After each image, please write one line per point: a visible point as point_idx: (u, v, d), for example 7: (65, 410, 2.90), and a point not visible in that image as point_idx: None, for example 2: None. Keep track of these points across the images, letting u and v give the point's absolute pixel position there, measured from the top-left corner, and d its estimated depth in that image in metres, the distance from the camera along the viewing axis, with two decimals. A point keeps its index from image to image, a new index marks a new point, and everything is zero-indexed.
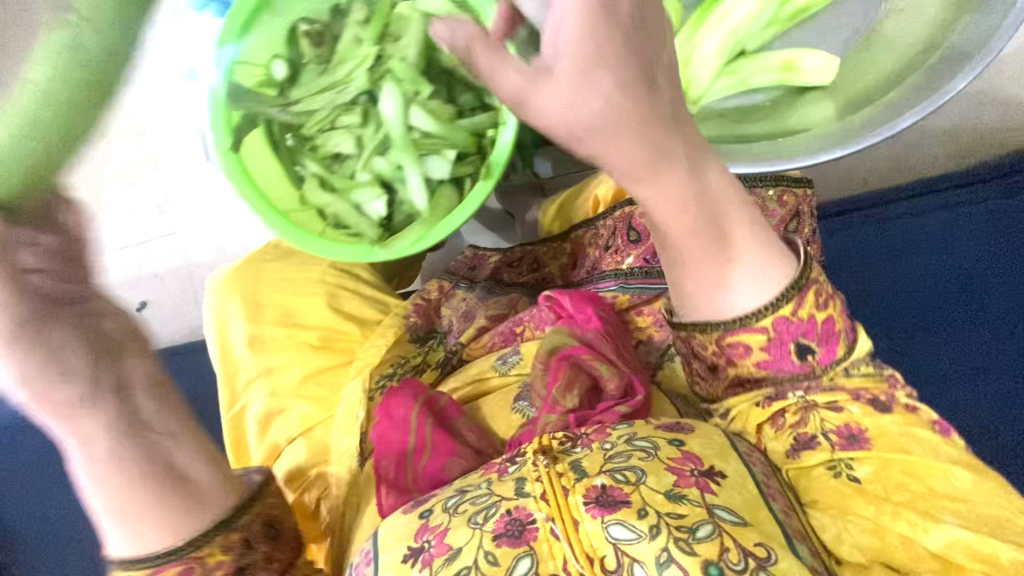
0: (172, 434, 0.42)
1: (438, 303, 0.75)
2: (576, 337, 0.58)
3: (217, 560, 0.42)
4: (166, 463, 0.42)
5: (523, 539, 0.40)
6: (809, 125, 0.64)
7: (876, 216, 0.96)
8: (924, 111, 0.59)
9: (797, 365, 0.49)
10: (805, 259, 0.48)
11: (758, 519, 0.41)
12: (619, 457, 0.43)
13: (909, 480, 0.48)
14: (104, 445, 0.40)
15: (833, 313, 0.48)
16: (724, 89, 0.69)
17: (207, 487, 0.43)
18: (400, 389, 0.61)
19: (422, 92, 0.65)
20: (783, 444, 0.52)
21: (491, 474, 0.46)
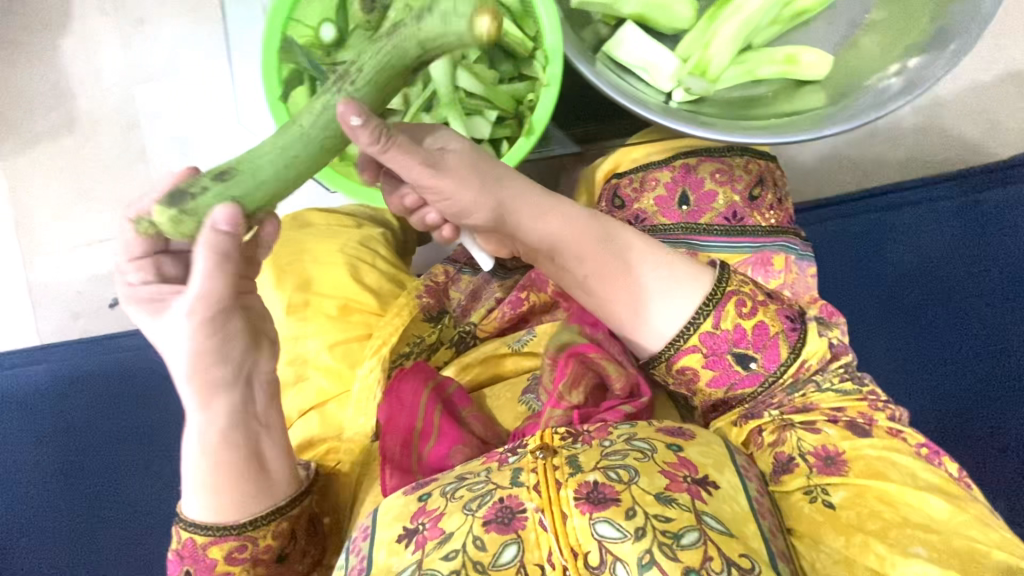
0: (267, 428, 0.53)
1: (449, 285, 0.74)
2: (587, 336, 0.57)
3: (268, 543, 0.54)
4: (255, 455, 0.52)
5: (512, 526, 0.41)
6: (806, 112, 0.71)
7: (906, 207, 0.89)
8: (915, 91, 0.66)
9: (744, 375, 0.54)
10: (722, 274, 0.53)
11: (743, 533, 0.42)
12: (614, 454, 0.44)
13: (883, 507, 0.50)
14: (227, 427, 0.50)
15: (765, 318, 0.53)
16: (734, 78, 0.73)
17: (288, 477, 0.55)
18: (411, 373, 0.62)
19: (470, 57, 0.67)
20: (767, 463, 0.54)
21: (491, 463, 0.47)
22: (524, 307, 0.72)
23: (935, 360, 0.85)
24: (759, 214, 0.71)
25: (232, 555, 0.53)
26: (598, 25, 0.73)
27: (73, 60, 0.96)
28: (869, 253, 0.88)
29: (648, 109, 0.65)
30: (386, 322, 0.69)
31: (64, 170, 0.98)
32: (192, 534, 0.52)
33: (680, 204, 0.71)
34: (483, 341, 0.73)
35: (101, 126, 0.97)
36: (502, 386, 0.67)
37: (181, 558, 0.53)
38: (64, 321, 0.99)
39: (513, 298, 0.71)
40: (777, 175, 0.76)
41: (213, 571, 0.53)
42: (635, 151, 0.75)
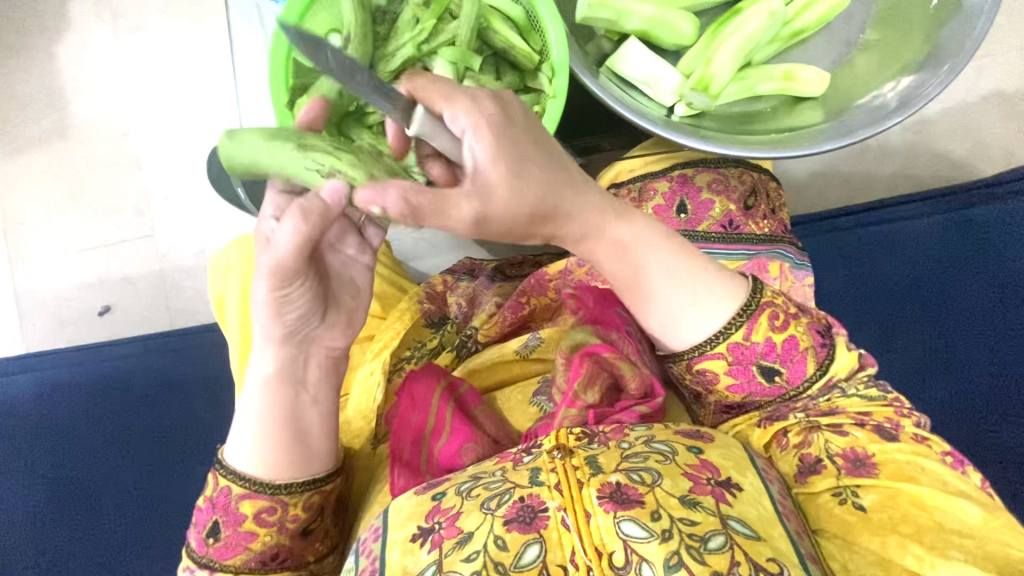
0: (314, 400, 0.55)
1: (447, 292, 0.76)
2: (599, 336, 0.57)
3: (296, 512, 0.55)
4: (300, 423, 0.55)
5: (534, 526, 0.41)
6: (807, 126, 0.72)
7: (910, 219, 0.87)
8: (907, 109, 0.68)
9: (766, 386, 0.54)
10: (756, 283, 0.54)
11: (770, 534, 0.42)
12: (635, 456, 0.44)
13: (917, 512, 0.49)
14: (282, 387, 0.54)
15: (795, 333, 0.53)
16: (735, 93, 0.73)
17: (325, 453, 0.57)
18: (422, 372, 0.61)
19: (474, 65, 0.66)
20: (789, 465, 0.55)
21: (506, 463, 0.46)
22: (525, 312, 0.71)
23: (950, 370, 0.82)
24: (755, 223, 0.72)
25: (262, 515, 0.54)
26: (600, 41, 0.74)
27: (70, 72, 1.03)
28: (874, 267, 0.86)
29: (652, 122, 0.66)
30: (388, 325, 0.70)
31: (67, 178, 1.04)
32: (230, 484, 0.54)
33: (678, 213, 0.72)
34: (485, 346, 0.71)
35: (95, 134, 1.03)
36: (513, 389, 0.67)
37: (212, 507, 0.55)
38: (52, 328, 1.05)
39: (513, 302, 0.71)
40: (774, 188, 0.77)
41: (238, 527, 0.54)
42: (633, 160, 0.77)
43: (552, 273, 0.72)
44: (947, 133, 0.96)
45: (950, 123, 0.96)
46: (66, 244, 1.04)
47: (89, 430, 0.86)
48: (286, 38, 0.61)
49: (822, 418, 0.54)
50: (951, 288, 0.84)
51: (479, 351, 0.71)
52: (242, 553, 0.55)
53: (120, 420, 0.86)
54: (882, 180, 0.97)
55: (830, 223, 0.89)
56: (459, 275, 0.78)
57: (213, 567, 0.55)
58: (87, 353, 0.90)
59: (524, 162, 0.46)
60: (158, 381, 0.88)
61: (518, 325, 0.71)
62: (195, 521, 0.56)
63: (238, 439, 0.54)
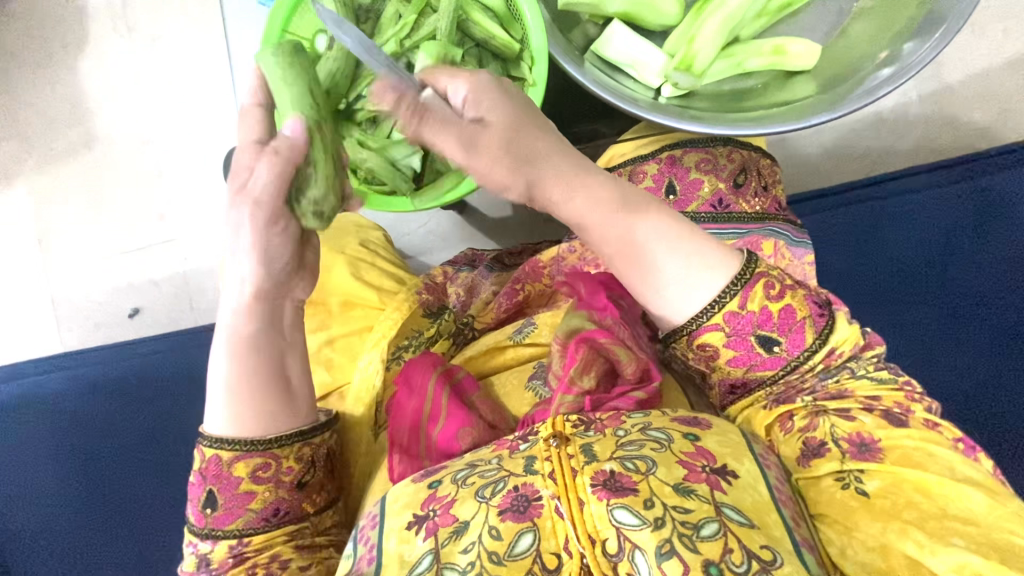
0: (293, 347, 0.56)
1: (446, 283, 0.76)
2: (596, 321, 0.56)
3: (290, 465, 0.57)
4: (282, 372, 0.55)
5: (528, 514, 0.41)
6: (796, 101, 0.70)
7: (925, 189, 0.88)
8: (900, 78, 0.63)
9: (766, 357, 0.54)
10: (750, 255, 0.53)
11: (766, 523, 0.41)
12: (631, 444, 0.43)
13: (919, 497, 0.49)
14: (246, 345, 0.53)
15: (792, 302, 0.53)
16: (723, 69, 0.73)
17: (306, 401, 0.58)
18: (418, 360, 0.61)
19: (457, 55, 0.64)
20: (794, 449, 0.54)
21: (502, 451, 0.46)
22: (520, 299, 0.73)
23: (961, 348, 0.82)
24: (746, 202, 0.71)
25: (256, 472, 0.55)
26: (587, 26, 0.73)
27: (90, 82, 1.02)
28: (886, 239, 0.87)
29: (638, 106, 0.65)
30: (386, 315, 0.69)
31: (87, 181, 1.03)
32: (219, 450, 0.55)
33: (667, 196, 0.71)
34: (482, 332, 0.73)
35: (118, 140, 1.02)
36: (510, 373, 0.66)
37: (205, 478, 0.55)
38: (86, 330, 1.06)
39: (507, 290, 0.72)
40: (766, 163, 0.75)
41: (235, 488, 0.55)
42: (624, 145, 0.76)
43: (545, 260, 0.73)
44: (948, 111, 0.96)
45: (953, 100, 0.95)
46: (88, 248, 1.04)
47: (111, 428, 0.87)
48: (271, 38, 0.62)
49: (829, 403, 0.54)
50: (958, 262, 0.85)
51: (477, 338, 0.73)
52: (243, 516, 0.56)
53: (139, 414, 0.87)
54: (900, 153, 0.97)
55: (842, 196, 0.90)
56: (459, 266, 0.79)
57: (216, 536, 0.55)
58: (112, 352, 0.91)
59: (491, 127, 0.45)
60: (179, 377, 0.89)
61: (513, 311, 0.73)
62: (190, 494, 0.56)
63: (214, 402, 0.55)
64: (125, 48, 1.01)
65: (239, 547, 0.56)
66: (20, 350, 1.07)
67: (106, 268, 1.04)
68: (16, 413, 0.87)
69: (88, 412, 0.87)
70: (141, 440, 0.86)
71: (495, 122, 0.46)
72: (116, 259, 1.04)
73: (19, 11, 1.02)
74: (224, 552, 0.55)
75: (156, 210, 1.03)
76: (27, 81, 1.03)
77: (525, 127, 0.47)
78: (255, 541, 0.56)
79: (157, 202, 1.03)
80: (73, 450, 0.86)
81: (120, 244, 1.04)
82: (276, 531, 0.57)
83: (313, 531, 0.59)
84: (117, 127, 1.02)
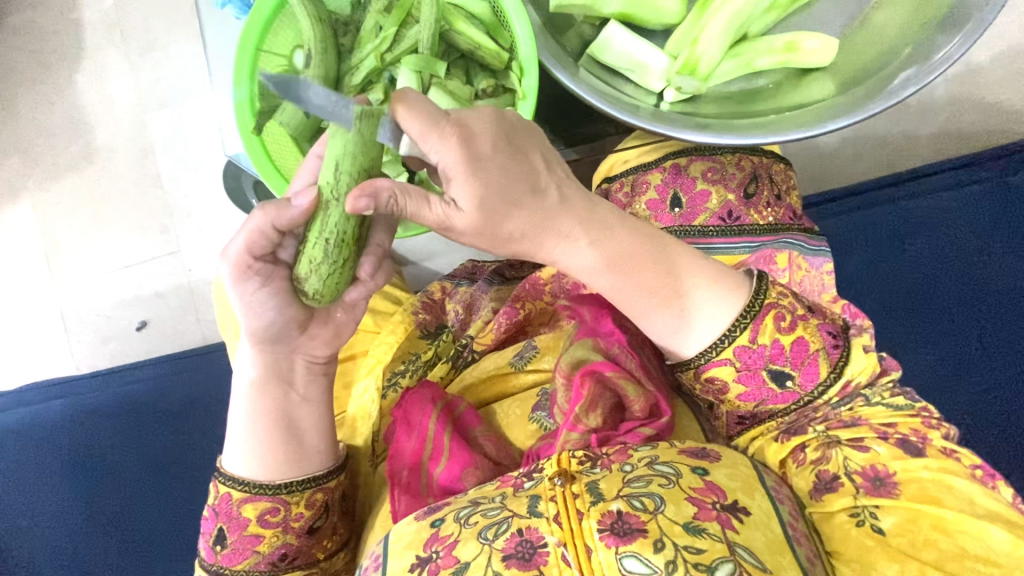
0: (305, 400, 0.58)
1: (445, 300, 0.75)
2: (601, 353, 0.56)
3: (299, 511, 0.57)
4: (292, 421, 0.58)
5: (533, 562, 0.39)
6: (816, 102, 0.69)
7: (954, 187, 0.88)
8: (925, 78, 0.64)
9: (779, 393, 0.53)
10: (760, 284, 0.53)
11: (778, 565, 0.41)
12: (638, 480, 0.43)
13: (940, 536, 0.49)
14: (268, 389, 0.57)
15: (805, 335, 0.52)
16: (733, 68, 0.71)
17: (321, 449, 0.59)
18: (418, 394, 0.60)
19: (440, 72, 0.64)
20: (805, 482, 0.54)
21: (506, 488, 0.46)
22: (521, 317, 0.69)
23: (964, 355, 0.82)
24: (757, 212, 0.70)
25: (264, 516, 0.56)
26: (582, 27, 0.72)
27: (85, 94, 1.00)
28: (904, 241, 0.87)
29: (638, 116, 0.65)
30: (382, 340, 0.69)
31: (87, 197, 1.02)
32: (230, 489, 0.56)
33: (672, 208, 0.71)
34: (482, 354, 0.70)
35: (119, 155, 1.01)
36: (512, 402, 0.65)
37: (216, 515, 0.57)
38: (95, 345, 1.05)
39: (508, 308, 0.69)
40: (778, 168, 0.74)
41: (243, 531, 0.56)
42: (627, 152, 0.75)
43: (546, 277, 0.71)
44: (949, 111, 0.96)
45: (954, 102, 0.96)
46: (88, 266, 1.03)
47: (109, 457, 0.85)
48: (250, 55, 0.62)
49: (841, 433, 0.53)
50: (979, 262, 0.85)
51: (477, 360, 0.70)
52: (251, 556, 0.57)
53: (138, 443, 0.85)
54: (924, 141, 0.97)
55: (868, 196, 0.91)
56: (457, 282, 0.77)
57: (224, 573, 0.57)
58: (113, 378, 0.90)
59: (487, 160, 0.43)
60: (181, 402, 0.87)
61: (515, 331, 0.70)
62: (202, 529, 0.58)
63: (234, 440, 0.57)
64: (119, 58, 0.99)
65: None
66: (31, 368, 1.06)
67: (107, 287, 1.03)
68: (19, 439, 0.86)
69: (85, 440, 0.85)
70: (141, 470, 0.85)
71: (488, 153, 0.43)
72: (117, 278, 1.03)
73: (14, 26, 0.99)
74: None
75: (157, 229, 1.02)
76: (25, 96, 1.00)
77: (519, 156, 0.45)
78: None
79: (158, 220, 1.02)
80: (72, 478, 0.84)
81: (120, 264, 1.03)
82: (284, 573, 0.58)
83: None
84: (115, 141, 1.00)
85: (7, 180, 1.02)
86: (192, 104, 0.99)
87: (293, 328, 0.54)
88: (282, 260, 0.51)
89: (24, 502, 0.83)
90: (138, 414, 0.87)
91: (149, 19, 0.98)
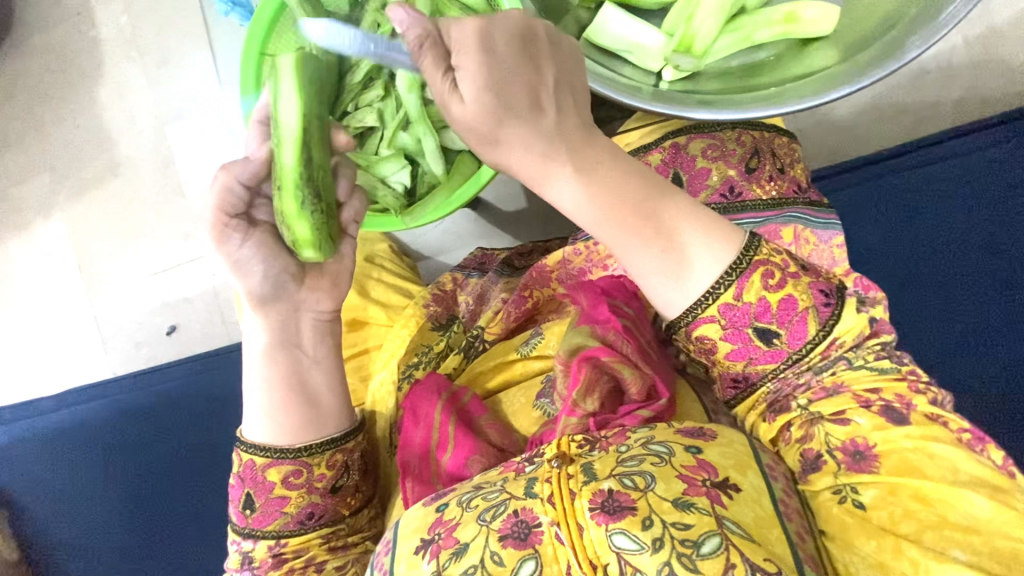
0: (316, 361, 0.61)
1: (456, 291, 0.76)
2: (598, 337, 0.57)
3: (321, 471, 0.60)
4: (306, 383, 0.60)
5: (528, 541, 0.41)
6: (820, 70, 0.68)
7: (976, 152, 0.86)
8: (928, 41, 0.62)
9: (765, 351, 0.53)
10: (753, 241, 0.53)
11: (768, 539, 0.41)
12: (631, 459, 0.44)
13: (925, 507, 0.49)
14: (278, 351, 0.59)
15: (793, 292, 0.52)
16: (735, 42, 0.71)
17: (337, 412, 0.62)
18: (424, 387, 0.63)
19: None
20: (796, 460, 0.55)
21: (509, 473, 0.47)
22: (528, 306, 0.71)
23: (973, 328, 0.82)
24: (759, 186, 0.69)
25: (289, 478, 0.59)
26: (577, 11, 0.73)
27: (107, 107, 1.03)
28: (914, 212, 0.86)
29: (639, 97, 0.64)
30: (394, 334, 0.71)
31: (113, 207, 1.06)
32: (253, 455, 0.59)
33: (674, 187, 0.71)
34: (493, 344, 0.72)
35: (142, 166, 1.05)
36: (517, 392, 0.67)
37: (242, 482, 0.60)
38: (129, 350, 1.09)
39: (515, 297, 0.71)
40: (781, 141, 0.74)
41: (270, 494, 0.59)
42: (630, 134, 0.76)
43: (551, 264, 0.71)
44: (969, 74, 0.93)
45: (976, 62, 0.93)
46: (116, 274, 1.08)
47: (145, 455, 0.89)
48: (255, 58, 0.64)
49: (823, 406, 0.54)
50: (995, 231, 0.83)
51: (487, 350, 0.72)
52: (280, 517, 0.60)
53: (170, 440, 0.89)
54: (946, 107, 0.95)
55: (868, 170, 0.90)
56: (466, 273, 0.79)
57: (256, 536, 0.60)
58: (144, 378, 0.94)
59: (499, 56, 0.46)
60: (210, 396, 0.91)
61: (523, 319, 0.72)
62: (231, 496, 0.61)
63: (251, 411, 0.60)
64: (135, 69, 1.02)
65: (277, 547, 0.60)
66: (66, 373, 1.11)
67: (135, 295, 1.08)
68: (62, 442, 0.90)
69: (122, 441, 0.89)
70: (168, 466, 0.88)
71: (501, 50, 0.46)
72: (144, 285, 1.08)
73: (39, 46, 1.02)
74: (264, 552, 0.60)
75: (178, 235, 1.06)
76: (51, 113, 1.04)
77: (530, 67, 0.47)
78: (292, 542, 0.60)
79: (180, 227, 1.06)
80: (111, 477, 0.88)
81: (145, 272, 1.07)
82: (313, 532, 0.61)
83: (347, 532, 0.63)
84: (138, 152, 1.04)
85: (37, 196, 1.06)
86: (206, 109, 1.01)
87: (288, 282, 0.57)
88: (257, 219, 0.56)
89: (70, 497, 0.88)
90: (167, 416, 0.90)
91: (162, 33, 1.00)
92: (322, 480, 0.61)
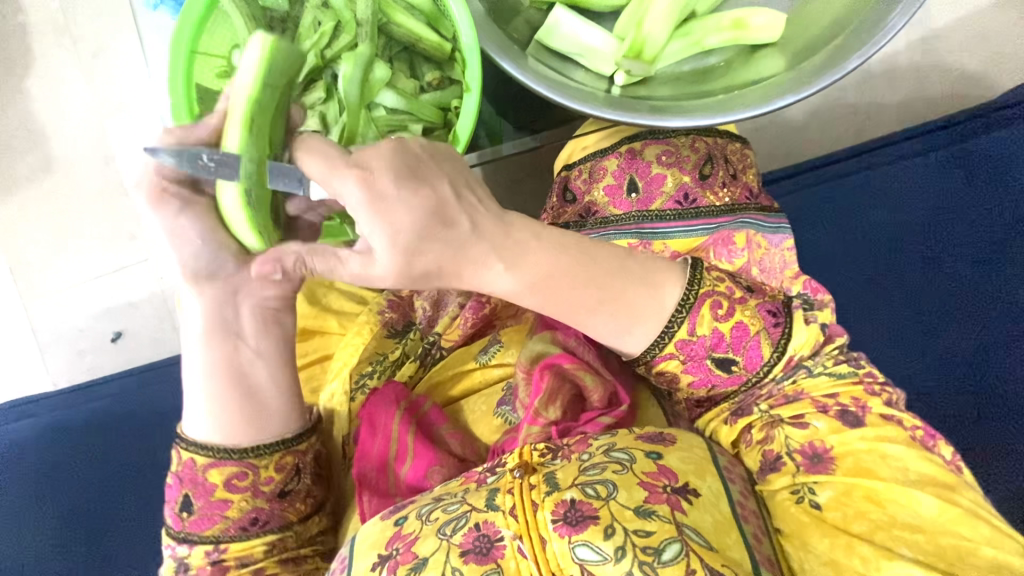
0: (259, 354, 0.56)
1: (412, 297, 0.74)
2: (560, 345, 0.57)
3: (269, 475, 0.57)
4: (247, 377, 0.55)
5: (490, 556, 0.40)
6: (767, 78, 0.70)
7: (902, 159, 0.92)
8: (868, 52, 0.64)
9: (726, 377, 0.55)
10: (693, 272, 0.55)
11: (725, 544, 0.42)
12: (593, 468, 0.44)
13: (870, 507, 0.52)
14: (218, 340, 0.54)
15: (743, 318, 0.54)
16: (684, 48, 0.72)
17: (283, 410, 0.58)
18: (383, 394, 0.61)
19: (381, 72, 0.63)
20: (753, 461, 0.57)
21: (470, 484, 0.46)
22: (486, 311, 0.68)
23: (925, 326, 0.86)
24: (713, 194, 0.71)
25: (232, 481, 0.56)
26: (529, 13, 0.72)
27: (33, 100, 0.96)
28: (854, 218, 0.91)
29: (592, 104, 0.64)
30: (346, 343, 0.69)
31: (43, 209, 0.99)
32: (193, 454, 0.55)
33: (629, 193, 0.71)
34: (450, 351, 0.69)
35: (80, 166, 0.98)
36: (478, 398, 0.67)
37: (180, 482, 0.56)
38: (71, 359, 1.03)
39: (473, 303, 0.67)
40: (733, 148, 0.76)
41: (211, 496, 0.56)
42: (587, 138, 0.77)
43: None
44: (903, 84, 0.99)
45: (911, 73, 0.99)
46: (47, 281, 1.01)
47: (83, 472, 0.83)
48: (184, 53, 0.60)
49: (784, 411, 0.56)
50: (934, 232, 0.89)
51: (446, 357, 0.69)
52: (221, 522, 0.57)
53: (104, 454, 0.84)
54: (884, 113, 1.00)
55: (813, 173, 0.94)
56: None
57: (192, 540, 0.56)
58: (77, 396, 0.88)
59: (390, 199, 0.46)
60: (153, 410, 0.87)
61: (481, 326, 0.69)
62: (167, 497, 0.57)
63: (195, 410, 0.56)
64: (60, 60, 0.95)
65: (216, 553, 0.56)
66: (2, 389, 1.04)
67: (72, 302, 1.01)
68: None
69: (51, 460, 0.83)
70: (110, 482, 0.83)
71: (393, 190, 0.46)
72: (81, 292, 1.01)
73: None
74: (202, 556, 0.56)
75: (118, 237, 1.00)
76: None
77: (427, 192, 0.47)
78: (233, 548, 0.57)
79: (120, 227, 1.00)
80: (41, 498, 0.82)
81: (82, 279, 1.01)
82: (255, 539, 0.57)
83: (296, 539, 0.60)
84: (69, 147, 0.97)
85: None
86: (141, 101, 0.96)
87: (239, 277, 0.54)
88: None
89: None
90: (104, 428, 0.85)
91: (97, 24, 0.93)
92: (270, 486, 0.57)
